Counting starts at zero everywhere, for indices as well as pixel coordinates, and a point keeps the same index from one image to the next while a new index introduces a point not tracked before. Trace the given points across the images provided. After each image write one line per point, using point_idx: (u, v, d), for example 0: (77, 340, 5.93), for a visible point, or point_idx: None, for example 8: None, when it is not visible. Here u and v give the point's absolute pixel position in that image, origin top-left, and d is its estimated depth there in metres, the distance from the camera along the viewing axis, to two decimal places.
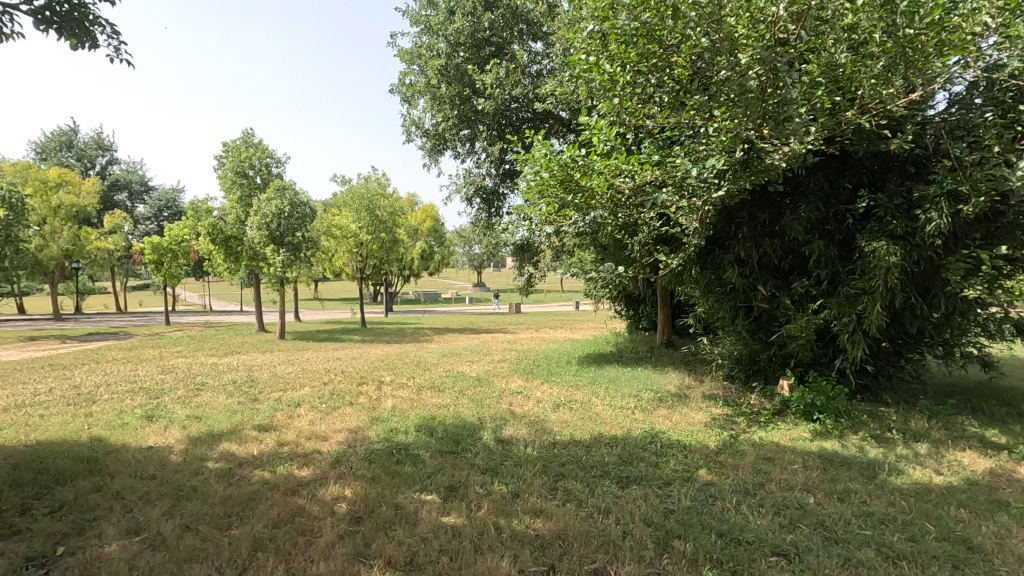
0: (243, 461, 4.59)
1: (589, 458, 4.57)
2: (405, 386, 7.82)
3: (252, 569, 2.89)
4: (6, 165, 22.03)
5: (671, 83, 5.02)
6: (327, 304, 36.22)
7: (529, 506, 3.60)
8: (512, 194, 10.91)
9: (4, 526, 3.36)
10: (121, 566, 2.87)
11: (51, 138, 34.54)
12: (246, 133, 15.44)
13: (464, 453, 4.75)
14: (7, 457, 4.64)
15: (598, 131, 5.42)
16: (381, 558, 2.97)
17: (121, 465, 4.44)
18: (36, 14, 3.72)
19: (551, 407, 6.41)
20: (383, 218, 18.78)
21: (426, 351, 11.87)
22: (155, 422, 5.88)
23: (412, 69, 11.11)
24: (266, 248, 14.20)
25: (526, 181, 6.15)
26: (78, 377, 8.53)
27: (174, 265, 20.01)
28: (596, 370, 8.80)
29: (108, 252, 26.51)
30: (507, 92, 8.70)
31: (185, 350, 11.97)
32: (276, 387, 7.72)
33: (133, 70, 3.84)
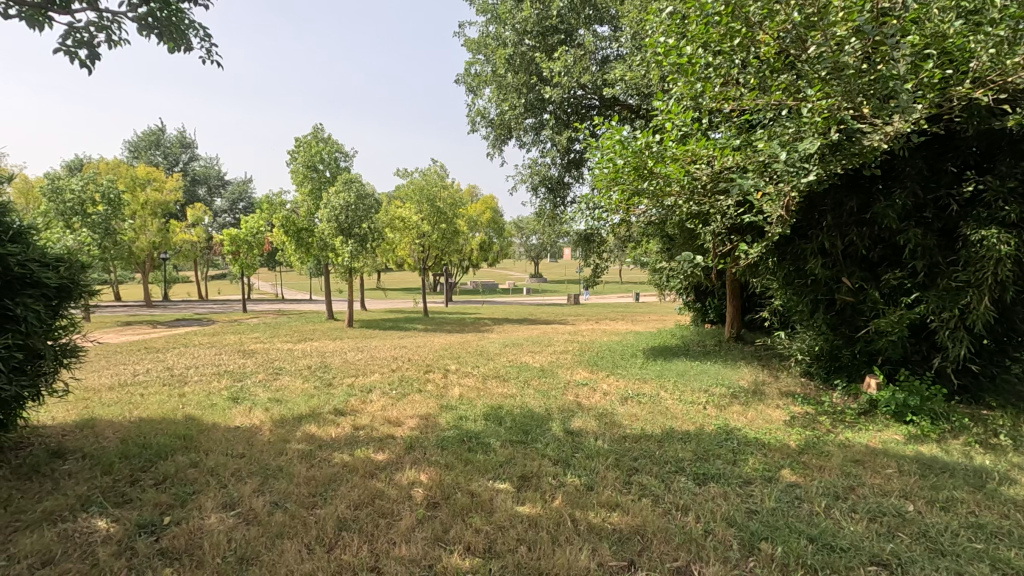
0: (322, 443, 4.78)
1: (662, 453, 4.46)
2: (470, 375, 7.92)
3: (339, 548, 3.00)
4: (102, 164, 24.07)
5: (757, 62, 4.75)
6: (393, 305, 27.37)
7: (605, 500, 3.55)
8: (577, 182, 10.80)
9: (118, 495, 3.67)
10: (220, 538, 3.05)
11: (140, 138, 37.34)
12: (317, 127, 16.05)
13: (534, 443, 4.75)
14: (116, 431, 5.06)
15: (674, 117, 5.26)
16: (461, 544, 3.01)
17: (213, 443, 4.74)
18: (141, 21, 4.01)
19: (619, 400, 6.31)
20: (444, 210, 19.11)
21: (488, 341, 11.99)
22: (240, 403, 6.24)
23: (478, 59, 11.20)
24: (335, 239, 14.77)
25: (596, 169, 6.09)
26: (169, 359, 9.19)
27: (249, 255, 21.20)
28: (662, 363, 8.59)
29: (192, 244, 28.52)
30: (575, 79, 8.51)
31: (262, 336, 12.68)
32: (349, 372, 8.03)
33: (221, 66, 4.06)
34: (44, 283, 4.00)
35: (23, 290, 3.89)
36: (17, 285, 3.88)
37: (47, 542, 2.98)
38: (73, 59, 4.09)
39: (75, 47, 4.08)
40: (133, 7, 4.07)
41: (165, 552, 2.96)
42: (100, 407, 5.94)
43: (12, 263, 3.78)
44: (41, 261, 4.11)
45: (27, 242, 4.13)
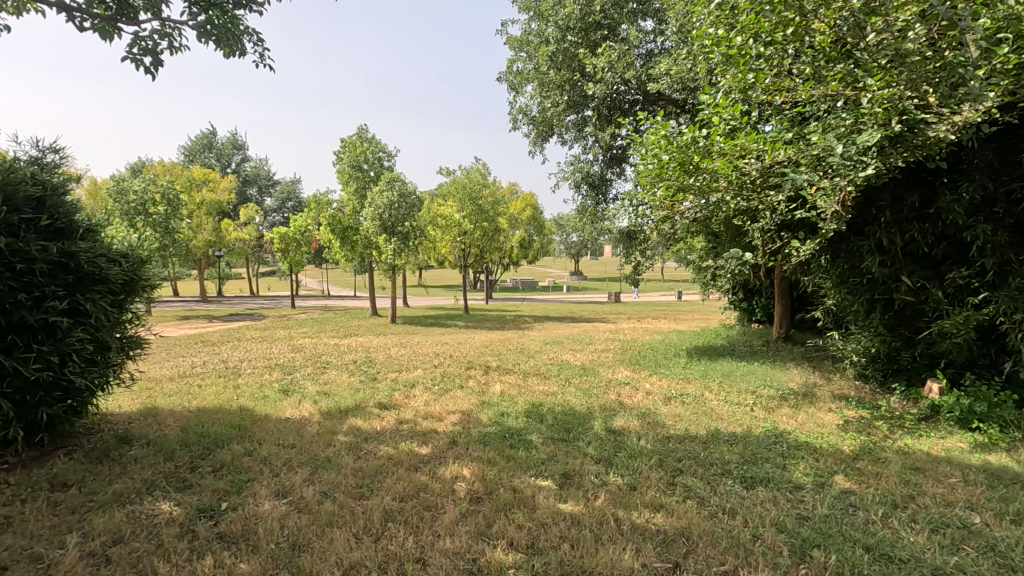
0: (368, 436, 4.91)
1: (708, 455, 4.36)
2: (511, 372, 7.96)
3: (385, 538, 3.07)
4: (162, 166, 25.41)
5: (812, 52, 4.59)
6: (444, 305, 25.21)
7: (648, 500, 3.51)
8: (620, 179, 10.67)
9: (179, 480, 3.87)
10: (274, 524, 3.18)
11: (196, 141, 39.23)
12: (362, 128, 16.45)
13: (576, 441, 4.73)
14: (177, 420, 5.34)
15: (722, 111, 5.14)
16: (504, 539, 3.03)
17: (266, 433, 4.94)
18: (200, 28, 4.20)
19: (662, 400, 6.22)
20: (485, 208, 19.25)
21: (529, 338, 12.01)
22: (290, 395, 6.47)
23: (520, 57, 11.22)
24: (379, 237, 15.10)
25: (640, 165, 6.00)
26: (224, 352, 9.62)
27: (298, 253, 21.93)
28: (707, 363, 8.40)
29: (244, 243, 29.76)
30: (618, 75, 8.40)
31: (310, 331, 13.11)
32: (392, 367, 8.21)
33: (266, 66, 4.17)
34: (111, 279, 4.25)
35: (92, 286, 4.14)
36: (87, 280, 4.14)
37: (118, 523, 3.18)
38: (139, 66, 4.34)
39: (141, 55, 4.32)
40: (193, 15, 4.27)
41: (223, 535, 3.11)
42: (162, 397, 6.28)
43: (83, 260, 4.04)
44: (109, 258, 4.37)
45: (96, 240, 4.39)
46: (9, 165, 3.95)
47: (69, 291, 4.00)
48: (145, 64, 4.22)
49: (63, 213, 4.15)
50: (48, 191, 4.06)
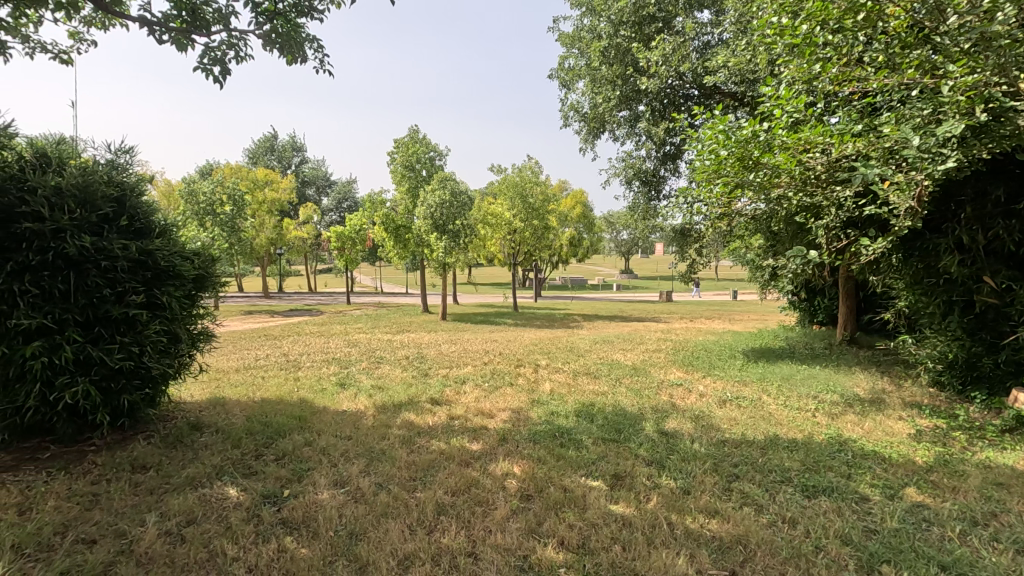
0: (421, 430, 5.02)
1: (766, 461, 4.21)
2: (561, 371, 7.94)
3: (438, 531, 3.13)
4: (228, 169, 26.85)
5: (885, 38, 4.34)
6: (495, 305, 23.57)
7: (703, 505, 3.42)
8: (673, 175, 10.43)
9: (246, 467, 4.09)
10: (333, 513, 3.30)
11: (260, 144, 41.21)
12: (415, 129, 16.79)
13: (627, 442, 4.67)
14: (243, 409, 5.64)
15: (784, 103, 4.94)
16: (554, 538, 3.03)
17: (325, 424, 5.14)
18: (265, 37, 4.40)
19: (717, 402, 6.04)
20: (535, 205, 19.24)
21: (578, 337, 11.94)
22: (347, 389, 6.71)
23: (572, 53, 11.14)
24: (430, 235, 15.41)
25: (696, 161, 5.84)
26: (286, 346, 10.08)
27: (353, 251, 22.66)
28: (765, 365, 8.09)
29: (303, 241, 31.03)
30: (673, 68, 8.21)
31: (365, 327, 13.53)
32: (444, 363, 8.36)
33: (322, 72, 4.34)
34: (184, 274, 4.52)
35: (167, 281, 4.42)
36: (163, 275, 4.42)
37: (191, 504, 3.39)
38: (209, 75, 4.58)
39: (211, 64, 4.56)
40: (259, 25, 4.48)
41: (286, 521, 3.26)
42: (229, 387, 6.64)
43: (160, 257, 4.32)
44: (183, 255, 4.65)
45: (171, 238, 4.69)
46: (92, 169, 4.26)
47: (147, 286, 4.29)
48: (216, 73, 4.47)
49: (142, 213, 4.45)
50: (127, 192, 4.36)
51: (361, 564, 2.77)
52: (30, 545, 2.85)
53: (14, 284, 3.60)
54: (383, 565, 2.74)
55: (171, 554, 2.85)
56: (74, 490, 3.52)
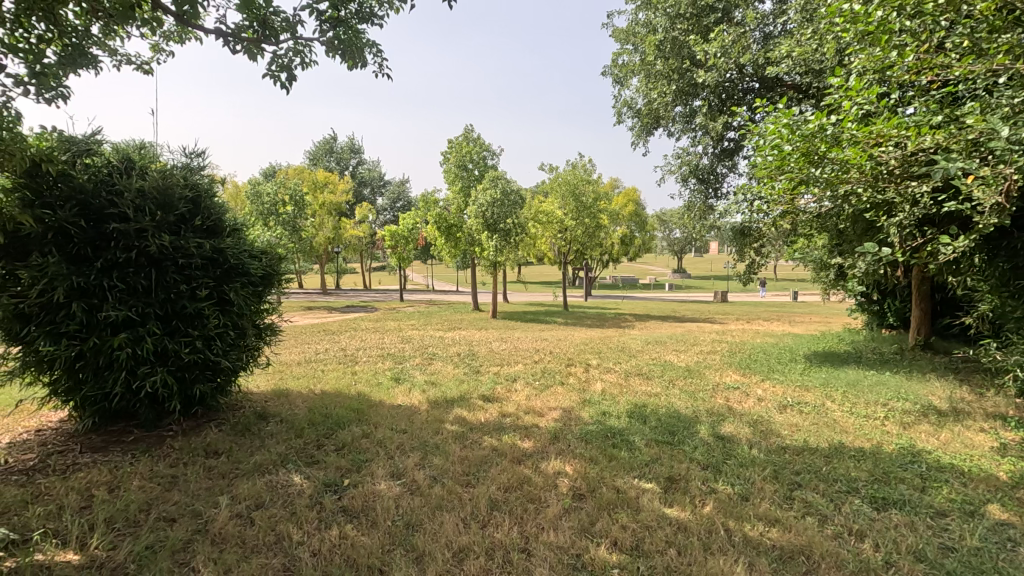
0: (473, 426, 5.10)
1: (830, 470, 4.03)
2: (612, 371, 7.86)
3: (491, 525, 3.18)
4: (290, 170, 28.06)
5: (971, 22, 4.05)
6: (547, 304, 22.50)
7: (762, 512, 3.31)
8: (732, 171, 10.10)
9: (308, 455, 4.28)
10: (390, 503, 3.41)
11: (320, 146, 42.85)
12: (467, 129, 16.95)
13: (681, 444, 4.58)
14: (305, 401, 5.89)
15: (855, 94, 4.70)
16: (608, 538, 3.02)
17: (381, 417, 5.31)
18: (327, 43, 4.54)
19: (776, 407, 5.82)
20: (587, 204, 19.05)
21: (630, 337, 11.78)
22: (401, 383, 6.89)
23: (626, 49, 11.01)
24: (482, 234, 15.57)
25: (759, 156, 5.64)
26: (343, 341, 10.44)
27: (406, 249, 23.15)
28: (829, 370, 7.73)
29: (359, 240, 32.04)
30: (732, 61, 7.96)
31: (417, 324, 13.84)
32: (494, 361, 8.44)
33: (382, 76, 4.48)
34: (252, 272, 4.76)
35: (237, 278, 4.67)
36: (233, 272, 4.67)
37: (260, 489, 3.59)
38: (276, 81, 4.77)
39: (278, 70, 4.74)
40: (323, 32, 4.65)
41: (346, 508, 3.39)
42: (292, 379, 6.95)
43: (230, 255, 4.57)
44: (251, 254, 4.90)
45: (241, 238, 4.95)
46: (170, 172, 4.55)
47: (218, 282, 4.55)
48: (282, 79, 4.66)
49: (215, 214, 4.72)
50: (201, 194, 4.64)
51: (418, 554, 2.85)
52: (120, 520, 3.10)
53: (104, 280, 3.90)
54: (439, 556, 2.81)
55: (242, 535, 3.03)
56: (154, 472, 3.79)
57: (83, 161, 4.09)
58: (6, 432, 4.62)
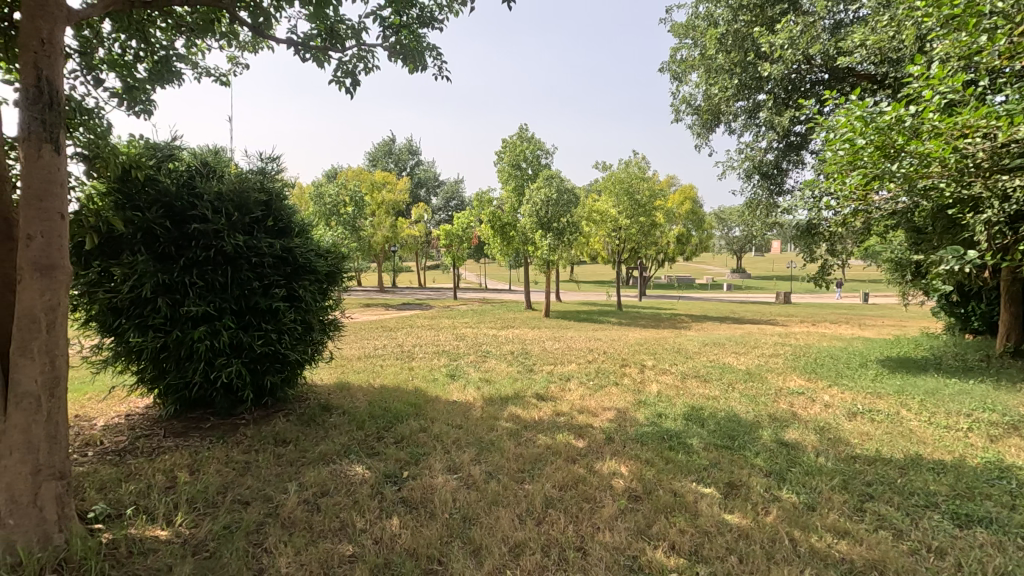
0: (527, 424, 5.13)
1: (905, 482, 3.80)
2: (668, 372, 7.69)
3: (547, 522, 3.20)
4: (351, 172, 29.07)
5: None
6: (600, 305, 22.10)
7: (830, 524, 3.17)
8: (798, 167, 9.67)
9: (369, 447, 4.44)
10: (448, 496, 3.49)
11: (378, 147, 44.14)
12: (522, 128, 17.00)
13: (742, 450, 4.43)
14: (365, 394, 6.11)
15: (938, 83, 4.40)
16: (665, 542, 2.97)
17: (437, 413, 5.43)
18: (389, 48, 4.68)
19: (845, 415, 5.53)
20: (643, 202, 18.70)
21: (687, 338, 11.48)
22: (456, 380, 7.03)
23: (685, 43, 10.74)
24: (536, 232, 15.59)
25: (829, 151, 5.38)
26: (400, 337, 10.74)
27: (460, 248, 23.49)
28: (904, 377, 7.26)
29: (414, 239, 32.78)
30: (800, 51, 7.61)
31: (471, 322, 14.03)
32: (548, 360, 8.45)
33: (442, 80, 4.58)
34: (318, 270, 4.96)
35: (304, 276, 4.88)
36: (301, 270, 4.89)
37: (325, 477, 3.76)
38: (341, 86, 4.95)
39: (343, 76, 4.93)
40: (385, 38, 4.79)
41: (406, 499, 3.50)
42: (353, 373, 7.22)
43: (298, 254, 4.80)
44: (318, 253, 5.11)
45: (308, 237, 5.18)
46: (245, 176, 4.83)
47: (288, 280, 4.78)
48: (346, 84, 4.85)
49: (285, 215, 4.96)
50: (273, 196, 4.89)
51: (475, 547, 2.91)
52: (200, 501, 3.34)
53: (186, 277, 4.19)
54: (496, 551, 2.86)
55: (309, 520, 3.18)
56: (229, 457, 4.04)
57: (167, 166, 4.41)
58: (101, 415, 5.05)
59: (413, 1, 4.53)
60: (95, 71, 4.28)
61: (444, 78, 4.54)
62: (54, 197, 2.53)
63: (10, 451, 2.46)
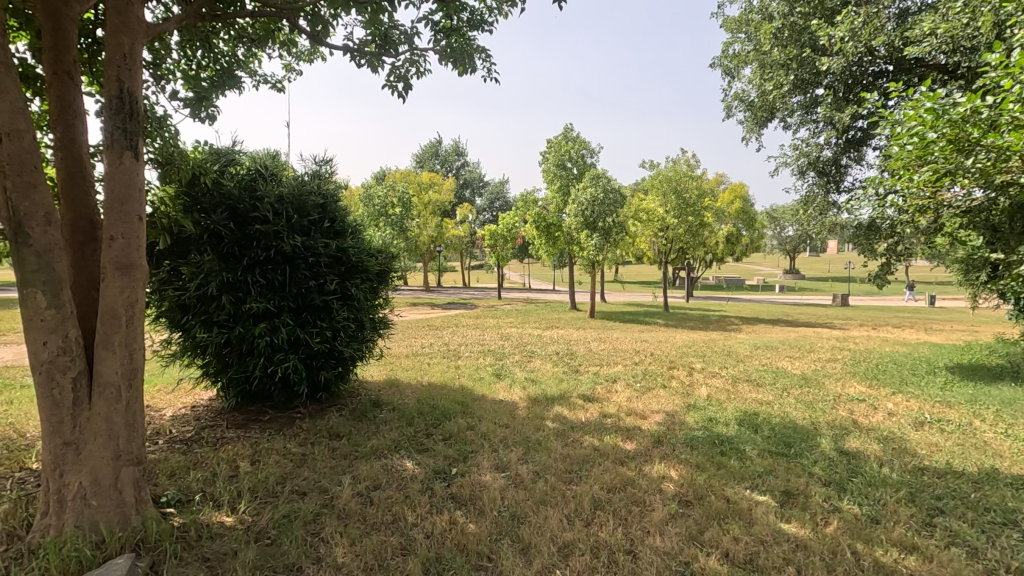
0: (574, 425, 5.11)
1: (980, 497, 3.56)
2: (718, 375, 7.49)
3: (595, 524, 3.18)
4: (399, 173, 29.73)
5: None
6: (647, 305, 22.27)
7: (896, 538, 3.02)
8: (859, 163, 9.23)
9: (418, 443, 4.53)
10: (496, 494, 3.52)
11: (426, 149, 44.99)
12: (567, 128, 16.92)
13: (799, 457, 4.27)
14: (413, 392, 6.23)
15: (1019, 71, 4.11)
16: (718, 549, 2.90)
17: (484, 411, 5.48)
18: (439, 51, 4.77)
19: (911, 424, 5.24)
20: (691, 201, 18.29)
21: (737, 341, 11.15)
22: (502, 379, 7.08)
23: (738, 38, 10.47)
24: (581, 233, 15.49)
25: (895, 147, 5.10)
26: (446, 336, 10.90)
27: (505, 249, 23.61)
28: (976, 385, 6.82)
29: (459, 239, 33.20)
30: (862, 43, 7.26)
31: (516, 322, 14.08)
32: (594, 361, 8.38)
33: (491, 83, 4.64)
34: (370, 269, 5.08)
35: (357, 275, 5.01)
36: (354, 270, 5.03)
37: (377, 472, 3.86)
38: (393, 90, 5.08)
39: (395, 81, 5.06)
40: (436, 42, 4.88)
41: (455, 496, 3.55)
42: (401, 371, 7.38)
43: (352, 254, 4.94)
44: (370, 253, 5.24)
45: (360, 238, 5.33)
46: (301, 179, 5.01)
47: (342, 279, 4.92)
48: (398, 88, 4.97)
49: (339, 216, 5.12)
50: (328, 198, 5.06)
51: (524, 546, 2.93)
52: (261, 490, 3.49)
53: (248, 276, 4.39)
54: (545, 550, 2.86)
55: (362, 513, 3.28)
56: (287, 449, 4.21)
57: (230, 170, 4.63)
58: (169, 406, 5.36)
59: (463, 5, 4.60)
60: (163, 82, 4.53)
61: (494, 81, 4.60)
62: (133, 201, 2.71)
63: (94, 436, 2.64)
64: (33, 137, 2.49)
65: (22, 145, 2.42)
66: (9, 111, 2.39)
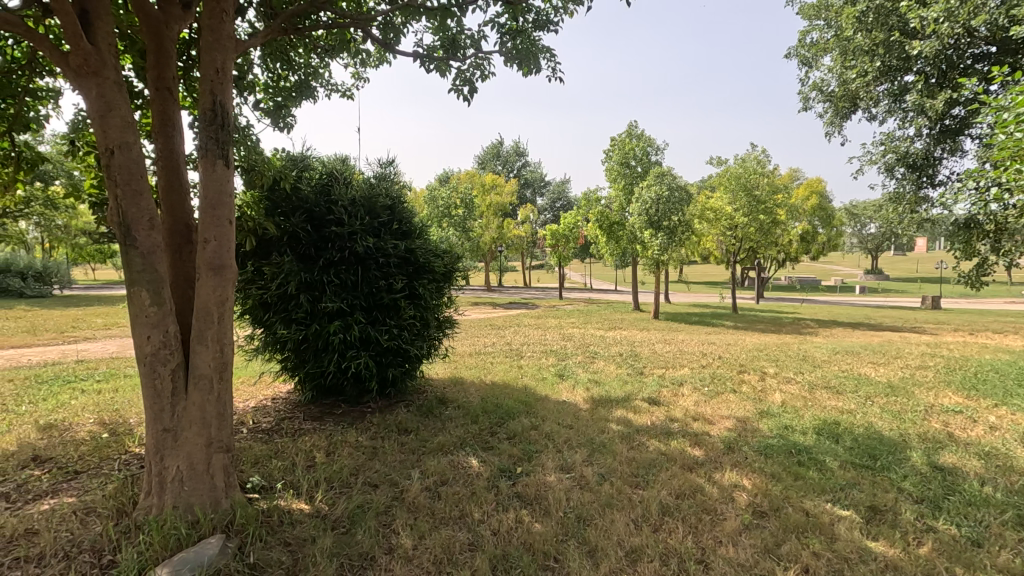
0: (639, 428, 5.01)
1: None
2: (794, 381, 7.11)
3: (664, 531, 3.10)
4: (462, 175, 30.25)
5: None
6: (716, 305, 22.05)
7: (1001, 563, 2.76)
8: (955, 154, 8.48)
9: (484, 441, 4.60)
10: (562, 495, 3.51)
11: (488, 151, 45.53)
12: (631, 125, 16.61)
13: (886, 471, 3.99)
14: (477, 390, 6.32)
15: None
16: (797, 563, 2.76)
17: (547, 412, 5.48)
18: (504, 52, 4.79)
19: (1017, 439, 4.76)
20: (762, 198, 17.47)
21: (814, 345, 10.55)
22: (565, 380, 7.05)
23: (817, 25, 9.91)
24: (645, 232, 15.17)
25: (1001, 135, 4.64)
26: (509, 335, 10.98)
27: (566, 249, 23.49)
28: None
29: (521, 239, 33.37)
30: (960, 24, 6.67)
31: (578, 322, 13.98)
32: (659, 363, 8.18)
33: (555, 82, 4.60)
34: (437, 269, 5.20)
35: (424, 275, 5.14)
36: (421, 270, 5.16)
37: (444, 468, 3.94)
38: (459, 94, 5.14)
39: (461, 85, 5.11)
40: (501, 44, 4.90)
41: (520, 495, 3.57)
42: (465, 369, 7.51)
43: (420, 255, 5.08)
44: (436, 253, 5.36)
45: (427, 239, 5.46)
46: (372, 183, 5.20)
47: (410, 278, 5.07)
48: (463, 90, 5.01)
49: (407, 218, 5.27)
50: (396, 202, 5.22)
51: (591, 548, 2.91)
52: (336, 481, 3.66)
53: (324, 276, 4.61)
54: (612, 554, 2.83)
55: (431, 507, 3.36)
56: (359, 442, 4.38)
57: (306, 175, 4.86)
58: (252, 398, 5.72)
59: (529, 6, 4.60)
60: (244, 93, 4.81)
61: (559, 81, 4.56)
62: (225, 206, 2.91)
63: (190, 424, 2.85)
64: (139, 149, 2.72)
65: (131, 156, 2.65)
66: (120, 126, 2.62)
